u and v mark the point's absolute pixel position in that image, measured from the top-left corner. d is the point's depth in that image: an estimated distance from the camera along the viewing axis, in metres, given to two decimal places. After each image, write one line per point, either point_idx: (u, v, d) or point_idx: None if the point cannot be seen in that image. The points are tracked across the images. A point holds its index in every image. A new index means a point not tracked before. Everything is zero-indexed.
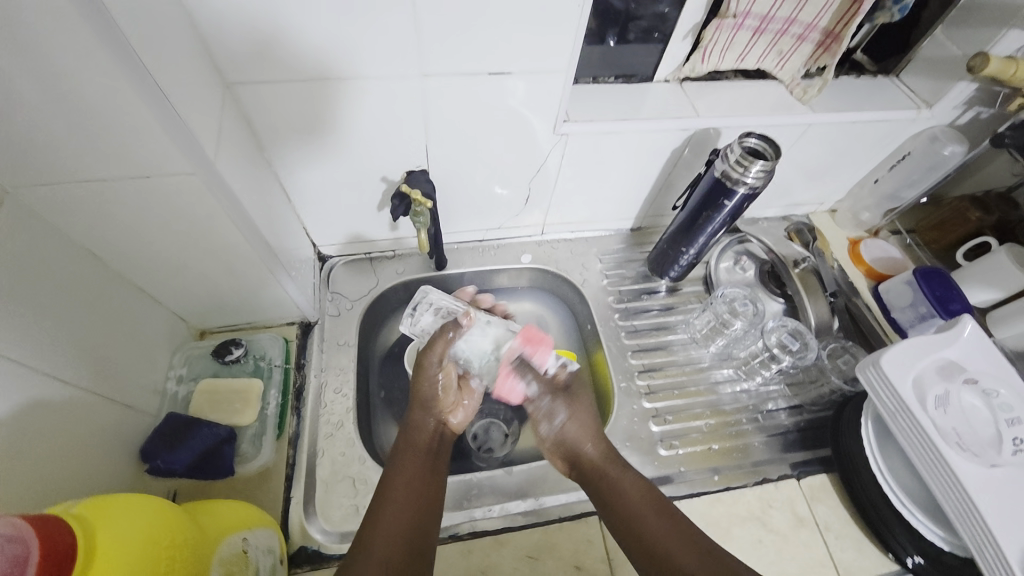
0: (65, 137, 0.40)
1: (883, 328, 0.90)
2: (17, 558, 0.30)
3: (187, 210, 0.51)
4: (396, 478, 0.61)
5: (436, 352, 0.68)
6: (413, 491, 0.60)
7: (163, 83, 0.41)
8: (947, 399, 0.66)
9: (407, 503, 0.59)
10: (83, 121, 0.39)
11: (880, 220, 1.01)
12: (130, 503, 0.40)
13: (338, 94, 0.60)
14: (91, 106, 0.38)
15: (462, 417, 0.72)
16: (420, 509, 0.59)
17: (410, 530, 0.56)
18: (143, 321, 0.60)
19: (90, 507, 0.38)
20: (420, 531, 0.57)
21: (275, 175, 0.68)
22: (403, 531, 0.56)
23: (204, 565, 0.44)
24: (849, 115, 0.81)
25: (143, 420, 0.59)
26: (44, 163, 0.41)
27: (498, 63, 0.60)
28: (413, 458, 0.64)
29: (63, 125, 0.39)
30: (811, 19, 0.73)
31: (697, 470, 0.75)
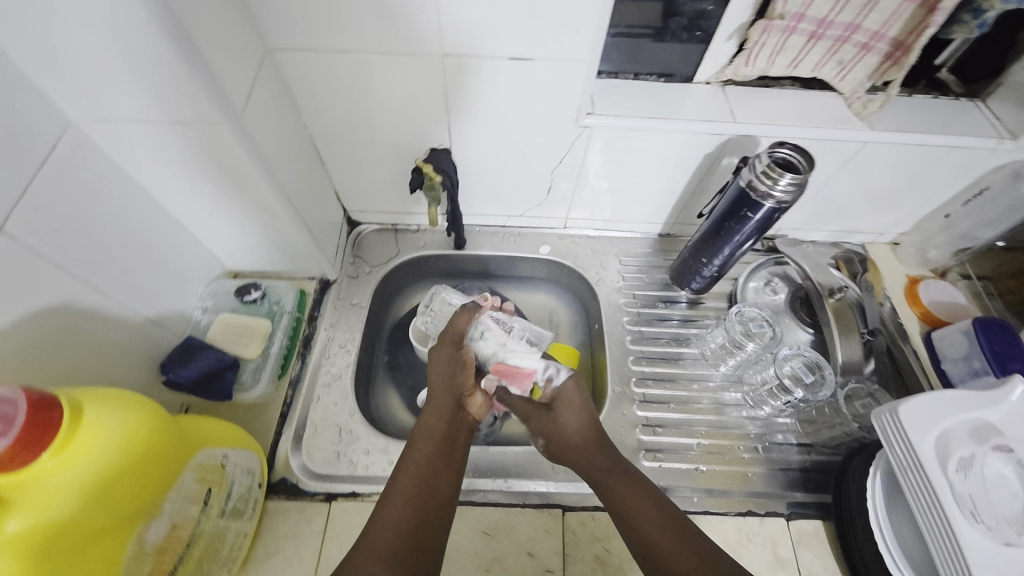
0: (119, 80, 0.47)
1: (929, 378, 0.81)
2: (5, 415, 0.37)
3: (219, 158, 0.57)
4: (407, 465, 0.62)
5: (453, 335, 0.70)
6: (422, 483, 0.60)
7: (196, 37, 0.46)
8: (971, 463, 0.58)
9: (416, 491, 0.59)
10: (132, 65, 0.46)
11: (948, 261, 0.90)
12: (125, 400, 0.45)
13: (368, 68, 0.64)
14: (136, 52, 0.44)
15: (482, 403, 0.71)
16: (430, 496, 0.59)
17: (417, 517, 0.57)
18: (182, 254, 0.68)
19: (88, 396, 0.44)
20: (427, 519, 0.57)
21: (312, 139, 0.74)
22: (411, 517, 0.57)
23: (179, 470, 0.49)
24: (915, 136, 0.73)
25: (167, 339, 0.67)
26: (101, 103, 0.49)
27: (519, 48, 0.61)
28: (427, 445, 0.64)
29: (116, 69, 0.46)
30: (877, 27, 0.67)
31: (680, 488, 0.72)
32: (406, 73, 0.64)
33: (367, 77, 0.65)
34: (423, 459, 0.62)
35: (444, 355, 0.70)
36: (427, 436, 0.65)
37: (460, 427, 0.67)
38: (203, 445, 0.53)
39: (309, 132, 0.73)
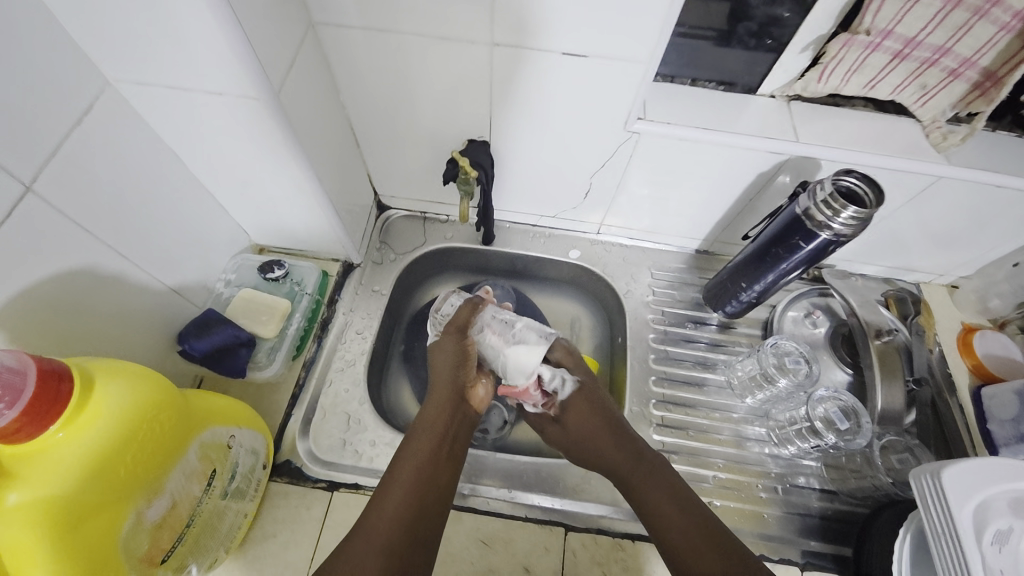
0: (158, 45, 0.45)
1: (972, 436, 0.75)
2: (15, 385, 0.37)
3: (251, 133, 0.55)
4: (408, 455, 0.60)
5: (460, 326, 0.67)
6: (422, 474, 0.58)
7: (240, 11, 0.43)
8: (1009, 538, 0.52)
9: (416, 484, 0.57)
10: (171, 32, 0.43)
11: (1010, 312, 0.83)
12: (134, 375, 0.45)
13: (413, 51, 0.60)
14: (176, 21, 0.42)
15: (484, 395, 0.69)
16: (428, 490, 0.57)
17: (415, 511, 0.55)
18: (209, 226, 0.68)
19: (97, 368, 0.44)
20: (424, 514, 0.56)
21: (349, 119, 0.72)
22: (409, 510, 0.55)
23: (185, 449, 0.48)
24: (997, 177, 0.66)
25: (188, 310, 0.67)
26: (139, 67, 0.47)
27: (576, 44, 0.56)
28: (429, 436, 0.62)
29: (155, 34, 0.44)
30: (969, 54, 0.60)
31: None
32: (452, 60, 0.61)
33: (410, 59, 0.62)
34: (423, 452, 0.60)
35: (449, 347, 0.67)
36: (429, 428, 0.62)
37: (461, 421, 0.65)
38: (210, 425, 0.52)
39: (347, 112, 0.71)
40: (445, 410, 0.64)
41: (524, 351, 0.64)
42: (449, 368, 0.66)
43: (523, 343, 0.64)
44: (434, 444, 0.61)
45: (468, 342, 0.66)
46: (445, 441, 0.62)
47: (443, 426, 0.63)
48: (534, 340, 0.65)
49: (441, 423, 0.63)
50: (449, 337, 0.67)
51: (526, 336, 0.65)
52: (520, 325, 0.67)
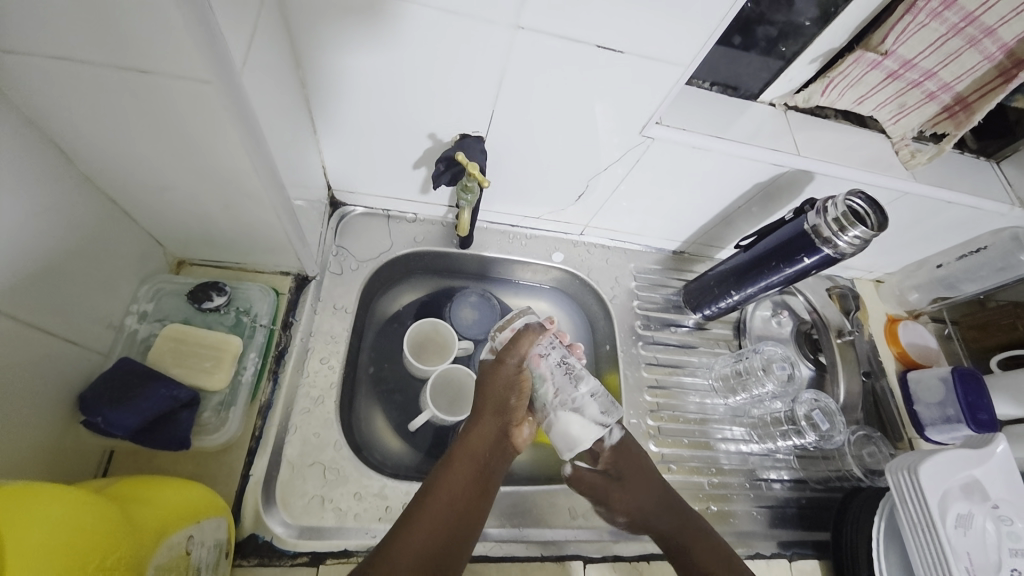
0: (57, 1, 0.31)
1: (902, 419, 0.86)
2: None
3: (188, 128, 0.41)
4: (441, 483, 0.56)
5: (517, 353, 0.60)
6: (453, 508, 0.54)
7: None
8: (969, 521, 0.62)
9: (447, 517, 0.53)
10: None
11: (926, 305, 0.96)
12: (47, 499, 0.31)
13: (413, 22, 0.48)
14: None
15: (531, 434, 0.63)
16: (458, 525, 0.54)
17: (440, 546, 0.51)
18: (111, 244, 0.51)
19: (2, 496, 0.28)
20: (449, 551, 0.52)
21: (307, 100, 0.57)
22: (435, 546, 0.51)
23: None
24: (948, 193, 0.73)
25: (87, 359, 0.50)
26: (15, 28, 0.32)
27: (611, 38, 0.49)
28: (465, 464, 0.58)
29: None
30: (950, 79, 0.65)
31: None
32: (464, 38, 0.50)
33: (405, 28, 0.49)
34: (458, 480, 0.57)
35: (503, 375, 0.60)
36: (468, 457, 0.58)
37: (501, 456, 0.60)
38: (163, 532, 0.39)
39: (305, 92, 0.56)
40: (489, 440, 0.60)
41: (578, 424, 0.57)
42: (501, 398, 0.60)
43: (579, 416, 0.57)
44: (470, 474, 0.57)
45: (524, 374, 0.60)
46: (483, 471, 0.58)
47: (482, 457, 0.59)
48: (595, 415, 0.57)
49: (479, 454, 0.59)
50: (504, 363, 0.60)
51: (586, 405, 0.57)
52: (584, 390, 0.57)
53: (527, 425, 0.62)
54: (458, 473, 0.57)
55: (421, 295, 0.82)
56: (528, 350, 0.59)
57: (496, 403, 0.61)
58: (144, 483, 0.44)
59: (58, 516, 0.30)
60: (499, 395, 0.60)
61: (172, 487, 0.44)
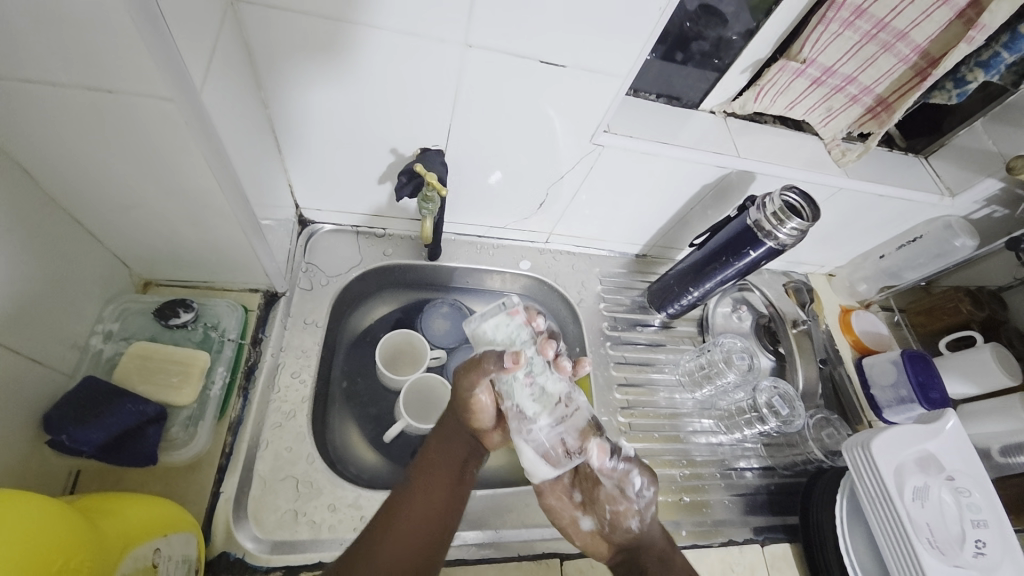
0: (28, 29, 0.33)
1: (861, 403, 0.90)
2: None
3: (152, 145, 0.43)
4: (414, 492, 0.55)
5: (478, 378, 0.54)
6: (418, 527, 0.53)
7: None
8: (925, 492, 0.65)
9: (412, 536, 0.52)
10: (44, 6, 0.32)
11: (875, 294, 1.01)
12: (14, 504, 0.31)
13: (367, 43, 0.51)
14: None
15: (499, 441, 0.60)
16: (432, 533, 0.53)
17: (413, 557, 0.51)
18: (75, 264, 0.51)
19: None
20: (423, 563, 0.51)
21: (271, 119, 0.59)
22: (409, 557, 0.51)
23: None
24: (880, 187, 0.79)
25: (52, 379, 0.50)
26: None
27: (554, 53, 0.54)
28: (428, 480, 0.56)
29: (26, 13, 0.32)
30: (869, 82, 0.71)
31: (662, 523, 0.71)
32: (419, 56, 0.53)
33: (361, 47, 0.52)
34: (430, 486, 0.56)
35: (465, 398, 0.55)
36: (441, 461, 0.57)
37: (474, 458, 0.59)
38: (129, 543, 0.39)
39: (269, 112, 0.58)
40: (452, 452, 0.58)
41: (529, 461, 0.54)
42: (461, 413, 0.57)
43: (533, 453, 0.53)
44: (443, 479, 0.56)
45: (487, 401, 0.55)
46: (448, 483, 0.57)
47: (448, 469, 0.57)
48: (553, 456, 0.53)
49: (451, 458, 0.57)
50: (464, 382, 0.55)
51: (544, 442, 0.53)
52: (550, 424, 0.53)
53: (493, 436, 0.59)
54: (429, 479, 0.56)
55: (392, 308, 0.83)
56: (479, 378, 0.54)
57: (460, 414, 0.58)
58: (112, 497, 0.44)
59: (33, 520, 0.32)
60: (463, 410, 0.57)
61: (140, 503, 0.44)
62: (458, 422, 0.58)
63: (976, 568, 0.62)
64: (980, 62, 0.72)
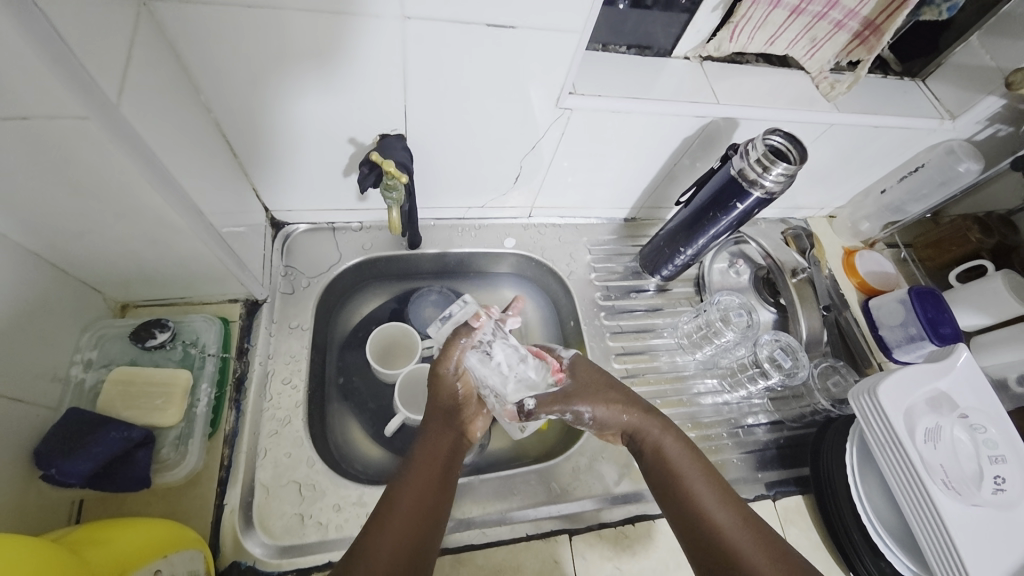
0: None
1: (869, 345, 0.87)
2: None
3: (84, 169, 0.41)
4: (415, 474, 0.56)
5: (452, 359, 0.62)
6: (422, 506, 0.53)
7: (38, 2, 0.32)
8: (937, 433, 0.63)
9: (416, 511, 0.52)
10: None
11: (879, 232, 0.97)
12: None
13: (296, 29, 0.48)
14: None
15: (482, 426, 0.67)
16: (433, 512, 0.53)
17: (413, 545, 0.50)
18: (40, 300, 0.50)
19: None
20: (422, 544, 0.51)
21: (218, 124, 0.56)
22: (406, 542, 0.50)
23: None
24: (873, 118, 0.74)
25: (37, 415, 0.50)
26: None
27: (500, 15, 0.50)
28: (427, 464, 0.57)
29: None
30: (853, 6, 0.65)
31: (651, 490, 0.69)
32: (356, 36, 0.50)
33: (291, 37, 0.48)
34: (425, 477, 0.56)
35: (444, 382, 0.62)
36: (431, 455, 0.58)
37: (460, 449, 0.61)
38: None
39: (214, 117, 0.55)
40: (446, 436, 0.61)
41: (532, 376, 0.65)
42: (448, 398, 0.63)
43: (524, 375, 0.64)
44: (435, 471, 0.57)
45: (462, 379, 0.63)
46: (445, 468, 0.58)
47: (443, 454, 0.59)
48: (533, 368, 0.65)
49: (442, 450, 0.59)
50: (443, 372, 0.62)
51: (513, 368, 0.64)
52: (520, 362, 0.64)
53: (478, 417, 0.66)
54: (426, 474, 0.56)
55: (381, 301, 0.82)
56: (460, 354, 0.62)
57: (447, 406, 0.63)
58: (103, 532, 0.44)
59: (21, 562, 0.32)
60: (448, 400, 0.63)
61: (135, 533, 0.45)
62: (445, 415, 0.62)
63: (993, 505, 0.60)
64: None
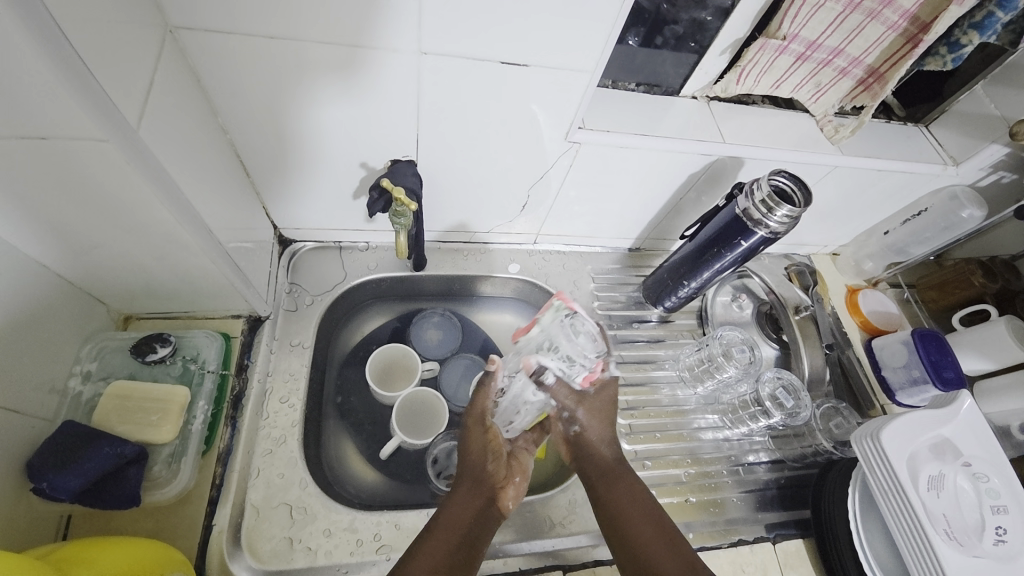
0: None
1: (872, 386, 0.86)
2: None
3: (98, 186, 0.41)
4: (431, 539, 0.51)
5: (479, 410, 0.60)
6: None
7: (69, 32, 0.33)
8: (940, 482, 0.62)
9: None
10: None
11: (882, 272, 0.97)
12: None
13: (315, 56, 0.49)
14: None
15: (515, 500, 0.59)
16: None
17: None
18: (44, 311, 0.51)
19: None
20: None
21: (233, 145, 0.57)
22: None
23: None
24: (877, 162, 0.75)
25: (33, 426, 0.50)
26: None
27: (514, 52, 0.51)
28: (447, 531, 0.52)
29: None
30: (858, 53, 0.67)
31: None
32: (373, 67, 0.51)
33: (310, 64, 0.50)
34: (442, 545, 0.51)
35: (474, 436, 0.60)
36: (452, 523, 0.53)
37: (486, 522, 0.55)
38: None
39: (230, 137, 0.57)
40: (470, 505, 0.55)
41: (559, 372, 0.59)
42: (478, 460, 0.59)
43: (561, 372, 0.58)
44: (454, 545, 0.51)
45: (491, 429, 0.61)
46: (465, 543, 0.52)
47: (466, 525, 0.53)
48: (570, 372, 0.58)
49: (464, 519, 0.54)
50: (472, 430, 0.61)
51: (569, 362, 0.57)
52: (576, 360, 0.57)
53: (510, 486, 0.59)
54: (444, 540, 0.51)
55: (383, 321, 0.82)
56: (485, 403, 0.60)
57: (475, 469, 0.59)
58: (88, 552, 0.43)
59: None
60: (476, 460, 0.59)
61: (121, 552, 0.45)
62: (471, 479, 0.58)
63: (996, 558, 0.59)
64: (975, 24, 0.68)
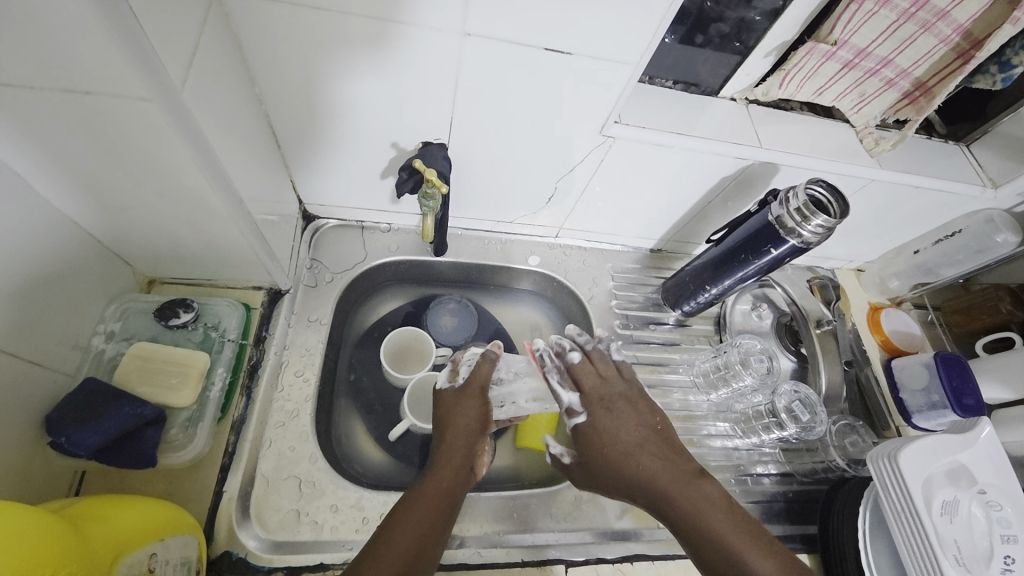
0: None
1: (888, 407, 0.85)
2: None
3: (136, 145, 0.41)
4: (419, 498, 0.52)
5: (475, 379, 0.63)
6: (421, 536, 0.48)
7: None
8: (955, 508, 0.61)
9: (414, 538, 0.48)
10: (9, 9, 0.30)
11: (907, 292, 0.95)
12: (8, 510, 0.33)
13: (356, 31, 0.48)
14: None
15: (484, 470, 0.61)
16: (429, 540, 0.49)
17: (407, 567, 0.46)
18: (72, 268, 0.51)
19: None
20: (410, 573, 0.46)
21: (267, 116, 0.57)
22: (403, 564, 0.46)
23: None
24: (915, 178, 0.73)
25: (54, 380, 0.51)
26: None
27: (558, 40, 0.50)
28: (431, 490, 0.53)
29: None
30: (907, 65, 0.65)
31: (651, 529, 0.67)
32: (414, 46, 0.50)
33: (351, 38, 0.49)
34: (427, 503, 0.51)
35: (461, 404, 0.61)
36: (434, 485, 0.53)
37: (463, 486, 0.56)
38: (122, 551, 0.40)
39: (264, 108, 0.56)
40: (453, 468, 0.56)
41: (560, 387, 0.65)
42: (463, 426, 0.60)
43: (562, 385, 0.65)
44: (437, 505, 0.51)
45: (485, 401, 0.62)
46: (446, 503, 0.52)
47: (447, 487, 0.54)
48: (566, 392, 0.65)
49: (446, 481, 0.54)
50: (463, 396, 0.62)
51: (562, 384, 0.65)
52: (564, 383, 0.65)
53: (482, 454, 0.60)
54: (429, 500, 0.52)
55: (399, 304, 0.82)
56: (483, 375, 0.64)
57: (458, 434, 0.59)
58: (105, 507, 0.44)
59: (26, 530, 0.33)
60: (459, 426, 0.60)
61: (135, 510, 0.45)
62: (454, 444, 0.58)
63: None
64: None
